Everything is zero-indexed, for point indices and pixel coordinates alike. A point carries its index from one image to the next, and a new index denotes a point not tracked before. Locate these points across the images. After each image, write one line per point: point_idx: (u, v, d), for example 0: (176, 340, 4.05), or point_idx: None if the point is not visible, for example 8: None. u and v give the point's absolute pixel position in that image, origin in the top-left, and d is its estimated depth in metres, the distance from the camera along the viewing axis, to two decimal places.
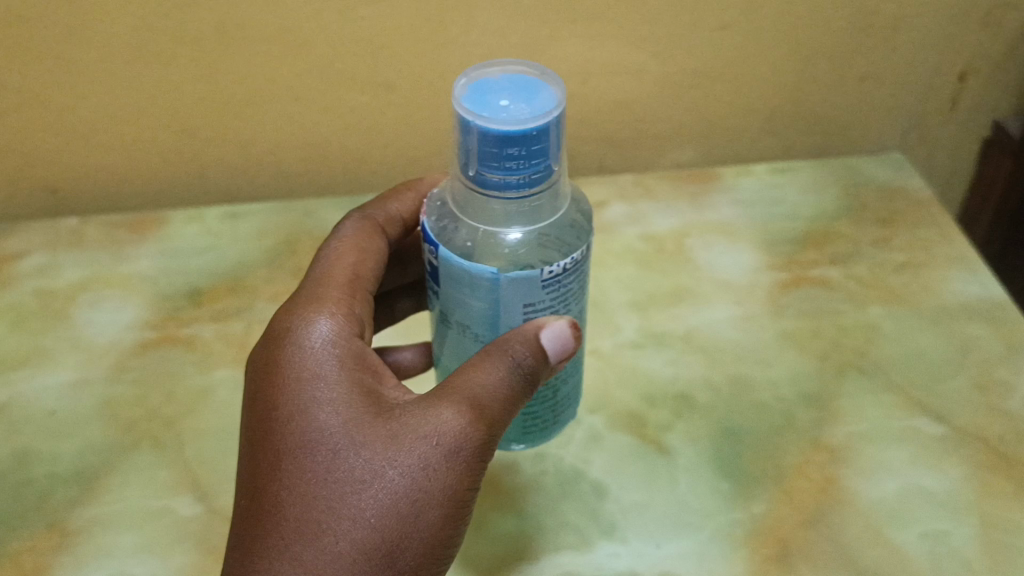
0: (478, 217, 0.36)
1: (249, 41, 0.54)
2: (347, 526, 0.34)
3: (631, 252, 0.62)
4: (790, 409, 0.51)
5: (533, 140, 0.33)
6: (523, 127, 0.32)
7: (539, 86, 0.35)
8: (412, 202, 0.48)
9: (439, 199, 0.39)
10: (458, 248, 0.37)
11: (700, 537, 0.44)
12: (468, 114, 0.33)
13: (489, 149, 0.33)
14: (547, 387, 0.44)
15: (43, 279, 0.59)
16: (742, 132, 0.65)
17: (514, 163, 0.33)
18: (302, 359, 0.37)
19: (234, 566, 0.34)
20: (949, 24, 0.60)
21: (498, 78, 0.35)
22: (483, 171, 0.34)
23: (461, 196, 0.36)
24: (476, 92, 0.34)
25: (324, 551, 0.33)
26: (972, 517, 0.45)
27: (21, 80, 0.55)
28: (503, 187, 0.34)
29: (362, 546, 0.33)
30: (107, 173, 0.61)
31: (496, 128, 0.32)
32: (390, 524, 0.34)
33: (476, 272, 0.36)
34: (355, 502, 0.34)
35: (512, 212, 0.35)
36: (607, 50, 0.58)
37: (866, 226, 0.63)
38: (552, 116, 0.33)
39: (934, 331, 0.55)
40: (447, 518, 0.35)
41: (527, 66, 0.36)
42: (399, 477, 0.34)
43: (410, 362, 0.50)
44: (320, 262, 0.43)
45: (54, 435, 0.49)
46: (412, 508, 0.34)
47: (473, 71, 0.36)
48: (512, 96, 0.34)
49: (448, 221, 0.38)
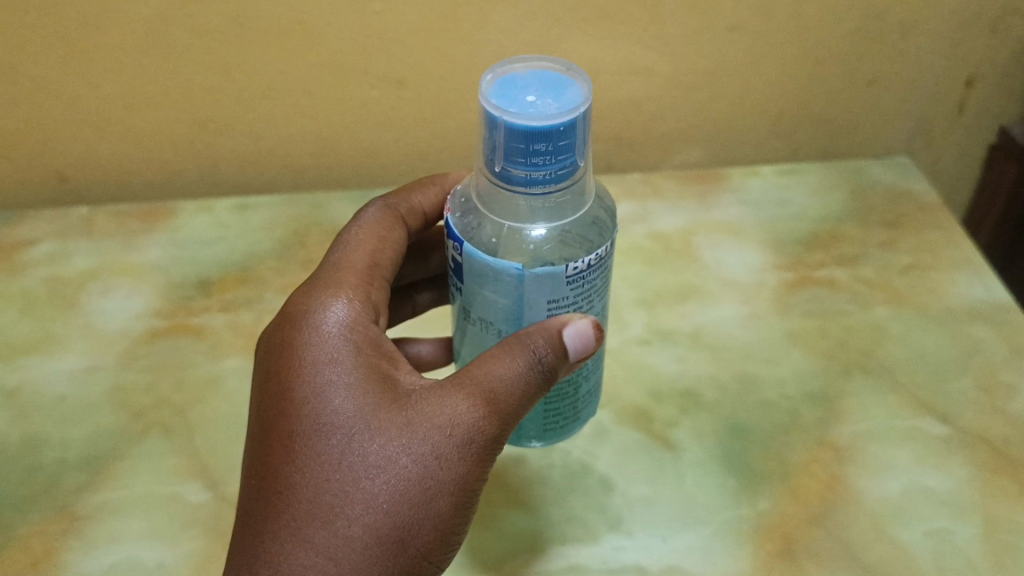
0: (504, 214, 0.36)
1: (264, 34, 0.55)
2: (359, 511, 0.34)
3: (638, 250, 0.62)
4: (796, 407, 0.51)
5: (560, 136, 0.33)
6: (550, 123, 0.33)
7: (566, 83, 0.35)
8: (435, 196, 0.48)
9: (463, 195, 0.39)
10: (482, 244, 0.37)
11: (706, 532, 0.45)
12: (495, 110, 0.33)
13: (516, 144, 0.33)
14: (568, 384, 0.44)
15: (54, 266, 0.60)
16: (749, 132, 0.65)
17: (540, 159, 0.33)
18: (318, 343, 0.38)
19: (242, 544, 0.34)
20: (958, 29, 0.60)
21: (524, 74, 0.36)
22: (509, 166, 0.34)
23: (487, 192, 0.36)
24: (503, 87, 0.35)
25: (336, 534, 0.33)
26: (975, 517, 0.45)
27: (34, 67, 0.55)
28: (529, 182, 0.34)
29: (374, 530, 0.34)
30: (118, 162, 0.61)
31: (524, 123, 0.32)
32: (401, 510, 0.34)
33: (500, 267, 0.37)
34: (368, 487, 0.34)
35: (538, 208, 0.35)
36: (617, 50, 0.58)
37: (871, 228, 0.63)
38: (578, 112, 0.33)
39: (939, 333, 0.55)
40: (457, 507, 0.35)
41: (552, 63, 0.36)
42: (413, 464, 0.35)
43: (429, 355, 0.51)
44: (339, 248, 0.44)
45: (64, 421, 0.50)
46: (424, 496, 0.35)
47: (500, 66, 0.36)
48: (538, 92, 0.34)
49: (473, 217, 0.38)
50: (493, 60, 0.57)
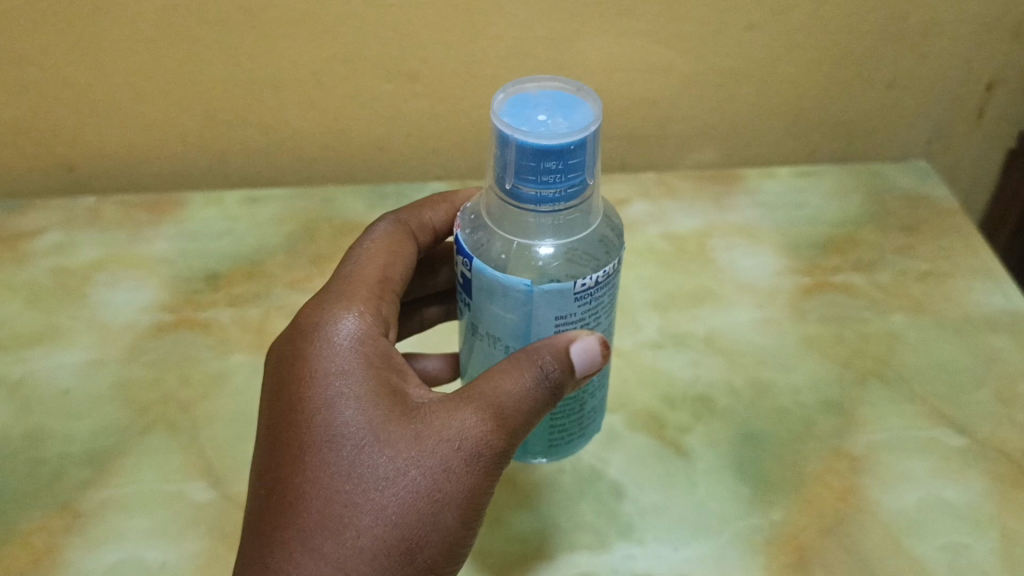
0: (513, 230, 0.35)
1: (274, 25, 0.54)
2: (368, 522, 0.33)
3: (652, 251, 0.61)
4: (811, 415, 0.50)
5: (570, 154, 0.32)
6: (560, 141, 0.32)
7: (577, 102, 0.34)
8: (446, 213, 0.47)
9: (472, 211, 0.39)
10: (491, 260, 0.36)
11: (719, 541, 0.44)
12: (506, 128, 0.32)
13: (526, 162, 0.32)
14: (575, 399, 0.43)
15: (61, 257, 0.59)
16: (768, 132, 0.64)
17: (550, 177, 0.32)
18: (328, 354, 0.37)
19: (250, 553, 0.34)
20: (981, 32, 0.59)
21: (536, 94, 0.35)
22: (520, 184, 0.33)
23: (496, 209, 0.35)
24: (515, 106, 0.34)
25: (345, 545, 0.33)
26: (992, 532, 0.44)
27: (43, 55, 0.55)
28: (538, 200, 0.33)
29: (382, 542, 0.33)
30: (125, 152, 0.61)
31: (534, 141, 0.32)
32: (410, 521, 0.33)
33: (509, 284, 0.36)
34: (377, 499, 0.33)
35: (546, 225, 0.35)
36: (634, 47, 0.57)
37: (889, 233, 0.62)
38: (589, 131, 0.32)
39: (957, 342, 0.54)
40: (465, 519, 0.35)
41: (564, 82, 0.35)
42: (422, 477, 0.34)
43: (436, 371, 0.50)
44: (350, 261, 0.43)
45: (69, 414, 0.49)
46: (433, 508, 0.34)
47: (511, 85, 0.35)
48: (549, 111, 0.33)
49: (482, 233, 0.37)
50: (508, 56, 0.56)
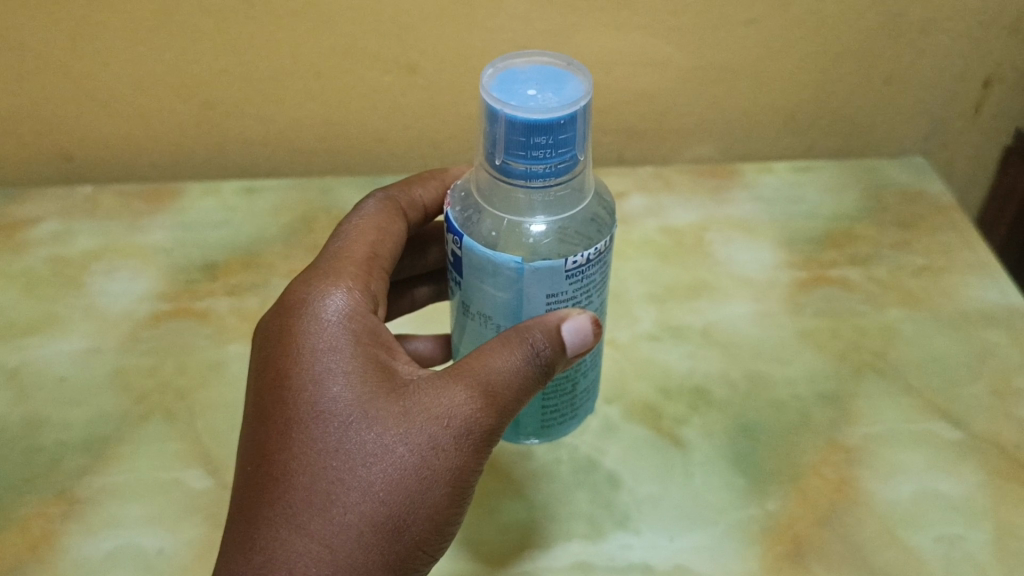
0: (503, 207, 0.35)
1: (273, 15, 0.54)
2: (355, 499, 0.33)
3: (650, 243, 0.61)
4: (807, 407, 0.50)
5: (559, 129, 0.32)
6: (550, 116, 0.32)
7: (566, 77, 0.34)
8: (435, 191, 0.47)
9: (462, 189, 0.39)
10: (482, 238, 0.36)
11: (715, 531, 0.44)
12: (496, 103, 0.32)
13: (516, 137, 0.32)
14: (566, 378, 0.43)
15: (57, 246, 0.59)
16: (765, 128, 0.65)
17: (540, 152, 0.33)
18: (317, 330, 0.37)
19: (236, 530, 0.34)
20: (978, 29, 0.59)
21: (525, 69, 0.35)
22: (509, 160, 0.33)
23: (487, 185, 0.36)
24: (504, 81, 0.34)
25: (332, 522, 0.33)
26: (986, 524, 0.45)
27: (41, 43, 0.54)
28: (528, 176, 0.33)
29: (369, 518, 0.33)
30: (122, 141, 0.61)
31: (524, 116, 0.32)
32: (398, 498, 0.34)
33: (499, 261, 0.36)
34: (365, 476, 0.33)
35: (537, 202, 0.35)
36: (632, 42, 0.57)
37: (886, 228, 0.62)
38: (578, 106, 0.33)
39: (953, 336, 0.55)
40: (453, 496, 0.35)
41: (554, 57, 0.36)
42: (410, 453, 0.34)
43: (427, 352, 0.50)
44: (338, 238, 0.43)
45: (66, 402, 0.49)
46: (421, 486, 0.34)
47: (500, 60, 0.35)
48: (539, 86, 0.33)
49: (472, 211, 0.37)
50: (506, 48, 0.56)
